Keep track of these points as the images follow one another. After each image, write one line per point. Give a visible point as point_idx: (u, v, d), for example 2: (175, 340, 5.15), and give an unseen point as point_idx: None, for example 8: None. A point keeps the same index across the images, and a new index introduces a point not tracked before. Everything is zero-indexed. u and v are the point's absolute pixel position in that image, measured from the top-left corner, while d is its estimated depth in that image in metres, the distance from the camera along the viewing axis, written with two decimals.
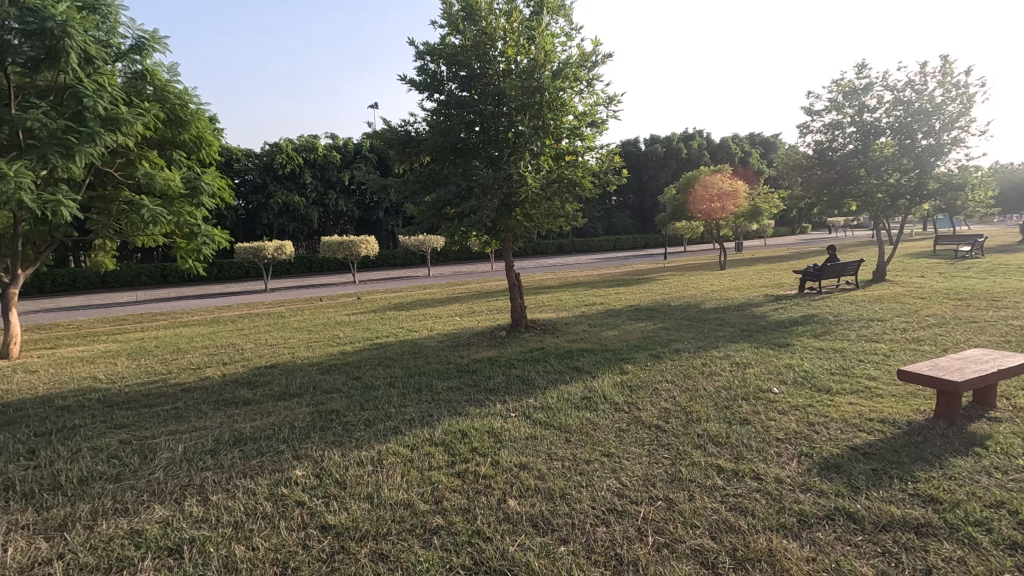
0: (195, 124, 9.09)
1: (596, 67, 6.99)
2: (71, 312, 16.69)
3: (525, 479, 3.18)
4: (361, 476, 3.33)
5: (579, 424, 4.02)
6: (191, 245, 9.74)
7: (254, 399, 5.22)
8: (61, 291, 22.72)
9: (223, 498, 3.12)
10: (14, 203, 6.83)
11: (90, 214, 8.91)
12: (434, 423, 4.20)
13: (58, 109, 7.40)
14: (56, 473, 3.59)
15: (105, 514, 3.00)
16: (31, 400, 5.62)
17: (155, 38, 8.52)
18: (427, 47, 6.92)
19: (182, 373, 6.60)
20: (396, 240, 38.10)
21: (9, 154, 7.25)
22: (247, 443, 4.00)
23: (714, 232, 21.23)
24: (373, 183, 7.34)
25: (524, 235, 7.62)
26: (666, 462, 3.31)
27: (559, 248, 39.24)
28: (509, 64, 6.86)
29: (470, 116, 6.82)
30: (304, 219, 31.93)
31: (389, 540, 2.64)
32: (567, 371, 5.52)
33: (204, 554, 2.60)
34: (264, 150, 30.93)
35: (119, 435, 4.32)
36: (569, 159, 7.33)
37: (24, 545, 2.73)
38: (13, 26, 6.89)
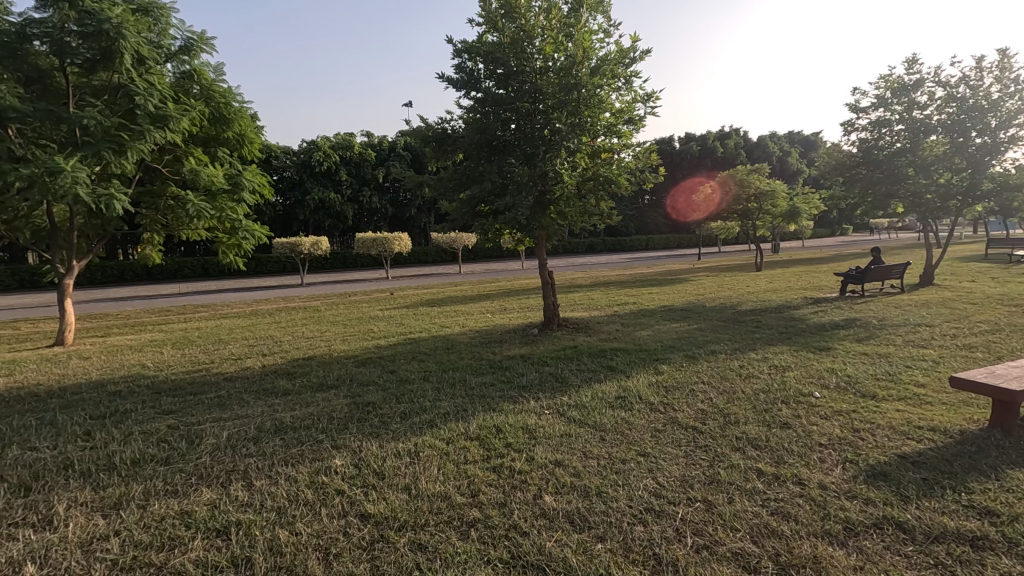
0: (238, 122, 9.35)
1: (634, 63, 6.89)
2: (119, 302, 17.44)
3: (560, 476, 3.18)
4: (399, 467, 3.38)
5: (614, 422, 4.00)
6: (233, 240, 10.04)
7: (293, 389, 5.36)
8: (110, 283, 23.74)
9: (267, 485, 3.22)
10: (70, 197, 7.17)
11: (139, 209, 9.28)
12: (468, 418, 4.24)
13: (111, 108, 7.72)
14: (111, 454, 3.77)
15: (156, 495, 3.13)
16: (85, 384, 5.91)
17: (203, 39, 8.82)
18: (465, 45, 6.97)
19: (224, 363, 6.82)
20: (428, 237, 38.54)
21: (66, 150, 7.63)
22: (288, 432, 4.11)
23: (751, 233, 20.80)
24: (409, 181, 7.43)
25: (558, 233, 7.60)
26: (704, 464, 3.26)
27: (590, 248, 39.03)
28: (547, 61, 6.85)
29: (506, 114, 6.85)
30: (339, 215, 32.57)
31: (427, 531, 2.67)
32: (601, 370, 5.49)
33: (250, 536, 2.68)
34: (302, 148, 31.70)
35: (167, 420, 4.50)
36: (605, 157, 7.27)
37: (84, 521, 2.87)
38: (72, 29, 7.23)
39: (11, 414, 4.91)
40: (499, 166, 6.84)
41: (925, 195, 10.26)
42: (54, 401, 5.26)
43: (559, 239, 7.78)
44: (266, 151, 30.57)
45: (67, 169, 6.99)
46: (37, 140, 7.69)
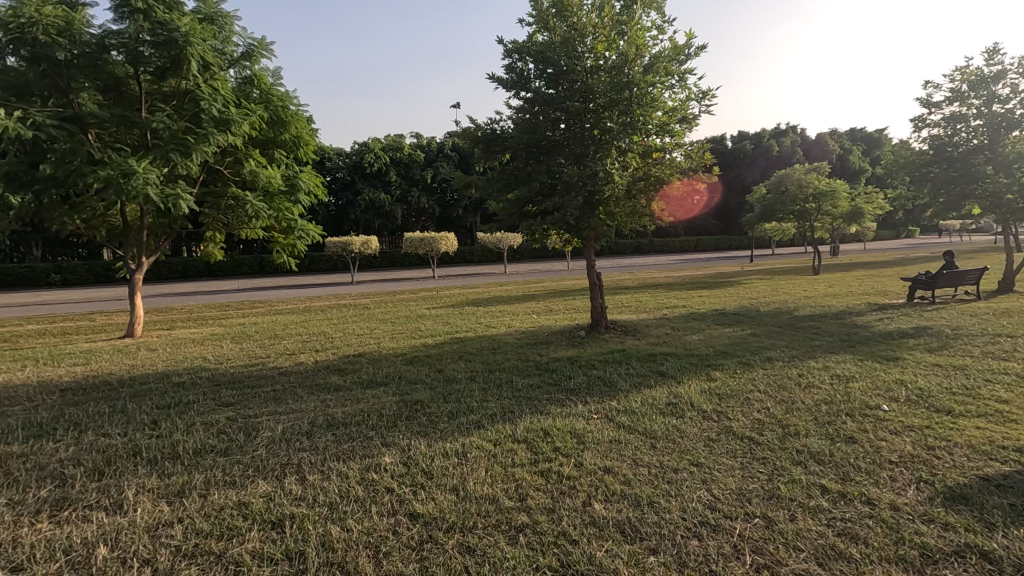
0: (294, 125, 9.67)
1: (689, 60, 6.70)
2: (184, 297, 18.45)
3: (610, 483, 3.11)
4: (447, 467, 3.39)
5: (665, 430, 3.88)
6: (288, 239, 10.40)
7: (344, 385, 5.49)
8: (174, 278, 25.14)
9: (319, 479, 3.29)
10: (141, 198, 7.58)
11: (203, 209, 9.74)
12: (516, 419, 4.21)
13: (179, 113, 8.13)
14: (175, 443, 3.95)
15: (216, 485, 3.26)
16: (152, 375, 6.24)
17: (263, 45, 9.16)
18: (515, 45, 6.94)
19: (279, 358, 7.06)
20: (474, 236, 38.89)
21: (138, 153, 8.09)
22: (339, 428, 4.20)
23: (809, 235, 19.94)
24: (458, 181, 7.46)
25: (607, 233, 7.48)
26: (763, 477, 3.11)
27: (637, 248, 38.50)
28: (598, 60, 6.76)
29: (556, 114, 6.77)
30: (389, 215, 33.31)
31: (475, 534, 2.66)
32: (651, 375, 5.35)
33: (304, 530, 2.74)
34: (354, 150, 32.62)
35: (226, 412, 4.69)
36: (656, 156, 7.09)
37: (150, 507, 3.01)
38: (145, 38, 7.64)
39: (87, 400, 5.24)
40: (549, 166, 6.78)
41: (1006, 195, 9.55)
42: (126, 390, 5.59)
43: (607, 239, 7.64)
44: (320, 152, 31.61)
45: (139, 171, 7.40)
46: (114, 144, 8.19)
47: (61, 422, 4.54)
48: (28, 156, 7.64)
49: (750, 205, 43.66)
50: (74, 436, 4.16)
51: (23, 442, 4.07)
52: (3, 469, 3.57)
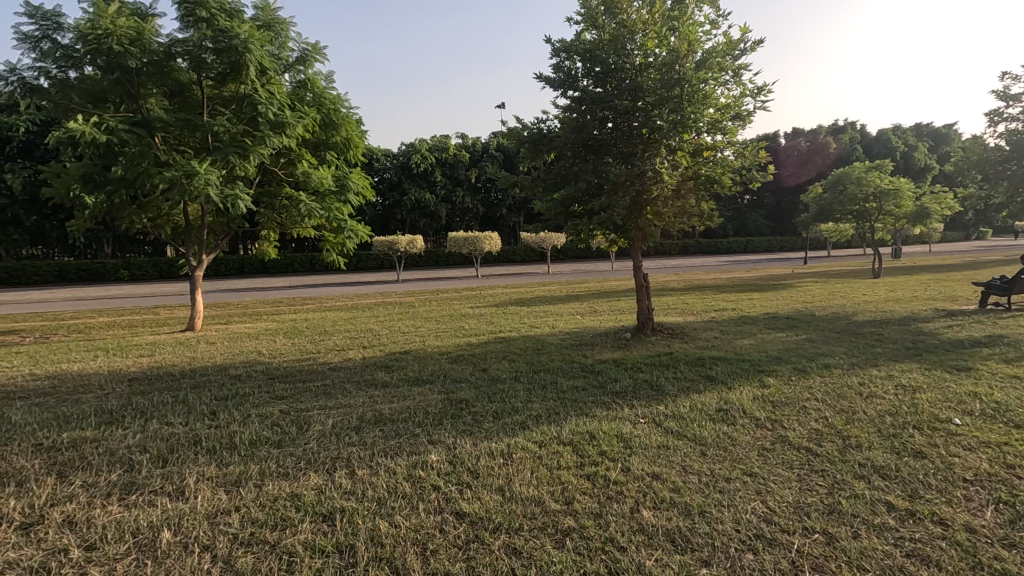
0: (345, 127, 9.92)
1: (743, 55, 6.47)
2: (240, 293, 19.28)
3: (658, 490, 3.03)
4: (493, 467, 3.39)
5: (715, 437, 3.76)
6: (338, 238, 10.69)
7: (391, 381, 5.60)
8: (231, 275, 26.34)
9: (368, 474, 3.35)
10: (203, 198, 7.94)
11: (259, 209, 10.13)
12: (561, 421, 4.18)
13: (238, 117, 8.48)
14: (232, 434, 4.11)
15: (270, 476, 3.37)
16: (211, 368, 6.53)
17: (316, 49, 9.43)
18: (563, 44, 6.88)
19: (329, 354, 7.25)
20: (517, 236, 39.00)
21: (200, 156, 8.49)
22: (387, 423, 4.28)
23: (869, 236, 18.99)
24: (503, 182, 7.46)
25: (654, 234, 7.32)
26: (822, 491, 2.96)
27: (683, 249, 37.72)
28: (648, 57, 6.62)
29: (603, 113, 6.66)
30: (434, 215, 33.80)
31: (522, 535, 2.65)
32: (700, 380, 5.20)
33: (353, 524, 2.79)
34: (402, 150, 33.25)
35: (279, 405, 4.85)
36: (707, 155, 6.80)
37: (209, 495, 3.13)
38: (208, 46, 7.97)
39: (152, 390, 5.53)
40: (595, 166, 6.70)
41: None
42: (187, 381, 5.86)
43: (655, 240, 7.49)
44: (368, 154, 32.38)
45: (201, 172, 7.76)
46: (178, 147, 8.61)
47: (129, 410, 4.81)
48: (102, 158, 8.14)
49: (804, 204, 41.99)
50: (141, 424, 4.40)
51: (96, 427, 4.33)
52: (78, 453, 3.81)
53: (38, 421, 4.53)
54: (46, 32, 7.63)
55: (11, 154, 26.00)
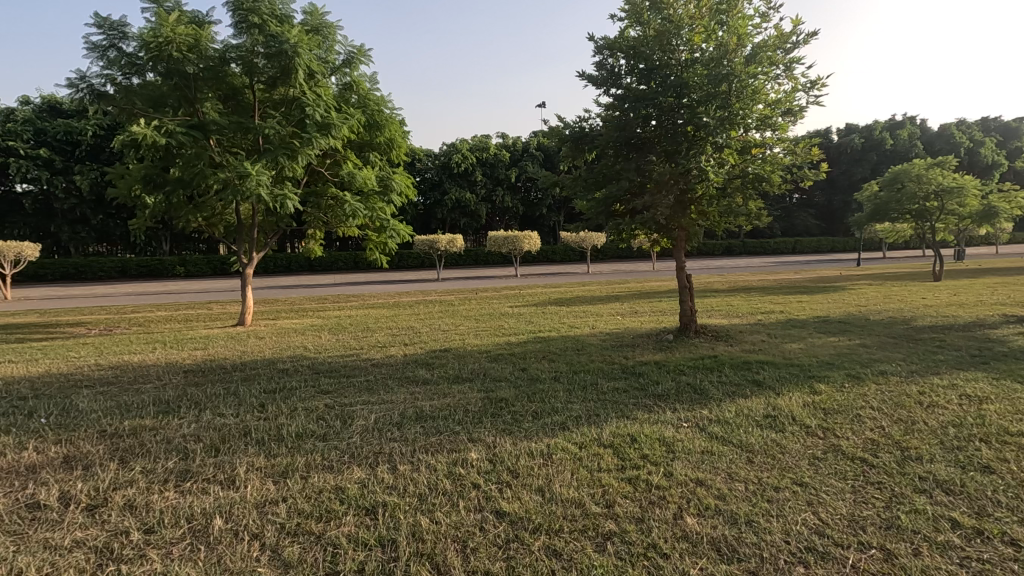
0: (388, 127, 10.10)
1: (796, 48, 6.24)
2: (288, 289, 19.94)
3: (702, 496, 2.95)
4: (532, 467, 3.38)
5: (763, 444, 3.63)
6: (381, 237, 10.90)
7: (432, 379, 5.67)
8: (280, 272, 27.29)
9: (409, 470, 3.39)
10: (254, 198, 8.24)
11: (306, 208, 10.43)
12: (601, 423, 4.12)
13: (287, 119, 8.75)
14: (279, 426, 4.24)
15: (316, 468, 3.46)
16: (261, 361, 6.77)
17: (362, 52, 9.63)
18: (606, 41, 6.80)
19: (372, 350, 7.40)
20: (557, 236, 38.88)
21: (251, 157, 8.81)
22: (427, 420, 4.33)
23: (929, 237, 18.02)
24: (544, 181, 7.43)
25: (699, 234, 7.15)
26: (879, 504, 2.81)
27: (727, 249, 36.77)
28: (694, 53, 6.48)
29: (647, 110, 6.54)
30: (474, 214, 34.08)
31: (562, 537, 2.63)
32: (746, 384, 5.04)
33: (395, 519, 2.83)
34: (443, 150, 33.66)
35: (324, 399, 4.97)
36: (756, 152, 6.61)
37: (258, 484, 3.24)
38: (260, 51, 8.24)
39: (206, 382, 5.78)
40: (638, 165, 6.58)
41: None
42: (238, 374, 6.10)
43: (699, 240, 7.32)
44: (411, 154, 32.93)
45: (252, 173, 8.04)
46: (231, 148, 8.96)
47: (185, 400, 5.03)
48: (162, 160, 8.55)
49: (857, 203, 40.22)
50: (195, 414, 4.60)
51: (155, 416, 4.55)
52: (138, 440, 4.01)
53: (102, 409, 4.80)
54: (112, 41, 8.08)
55: (79, 156, 27.65)
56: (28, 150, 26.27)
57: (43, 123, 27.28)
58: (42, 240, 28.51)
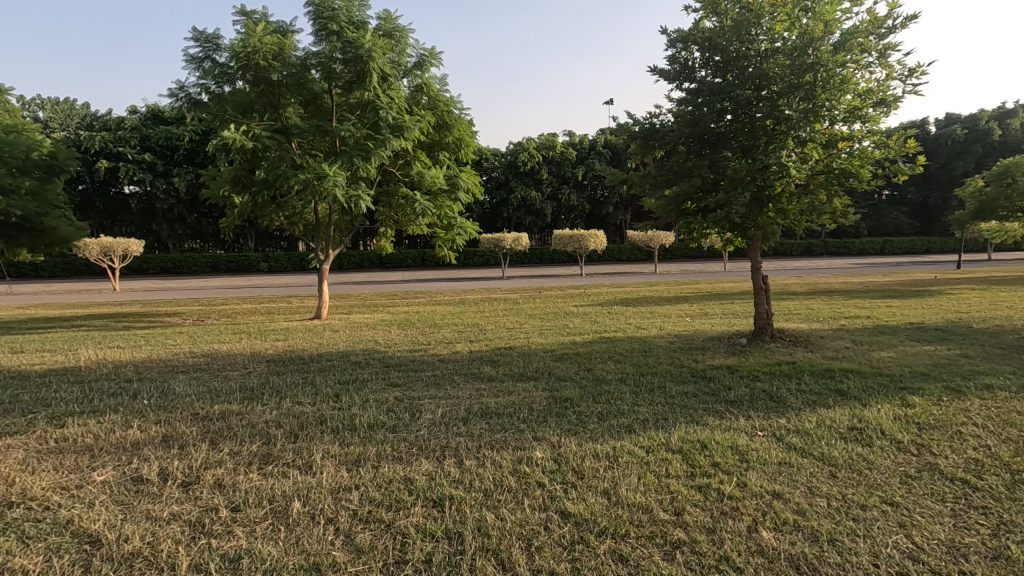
0: (457, 128, 10.29)
1: (892, 33, 5.78)
2: (361, 285, 20.83)
3: (779, 510, 2.80)
4: (598, 469, 3.33)
5: (848, 458, 3.39)
6: (448, 235, 11.13)
7: (497, 376, 5.72)
8: (353, 268, 28.52)
9: (476, 465, 3.44)
10: (331, 198, 8.61)
11: (379, 207, 10.81)
12: (669, 428, 4.00)
13: (362, 122, 9.11)
14: (352, 416, 4.43)
15: (386, 458, 3.57)
16: (335, 353, 7.10)
17: (433, 54, 9.84)
18: (680, 34, 6.59)
19: (438, 346, 7.58)
20: (623, 236, 38.25)
21: (329, 158, 9.23)
22: (492, 417, 4.37)
23: None
24: (612, 179, 7.31)
25: (776, 233, 6.78)
26: (984, 532, 2.56)
27: (805, 250, 34.80)
28: (775, 43, 6.16)
29: (722, 104, 6.28)
30: (540, 213, 34.13)
31: (629, 542, 2.57)
32: (828, 394, 4.73)
33: (462, 512, 2.88)
34: (509, 149, 33.94)
35: (394, 392, 5.14)
36: (842, 146, 6.19)
37: (333, 471, 3.39)
38: (338, 57, 8.64)
39: (286, 371, 6.13)
40: (712, 161, 6.32)
41: None
42: (315, 365, 6.42)
43: (776, 240, 6.94)
44: (478, 154, 33.43)
45: (330, 174, 8.42)
46: (311, 150, 9.43)
47: (267, 388, 5.36)
48: (249, 163, 9.14)
49: (957, 200, 36.88)
50: (277, 401, 4.88)
51: (241, 402, 4.88)
52: (226, 423, 4.31)
53: (196, 393, 5.21)
54: (207, 52, 8.71)
55: (178, 159, 30.06)
56: (134, 155, 28.88)
57: (148, 129, 29.88)
58: (145, 237, 31.28)
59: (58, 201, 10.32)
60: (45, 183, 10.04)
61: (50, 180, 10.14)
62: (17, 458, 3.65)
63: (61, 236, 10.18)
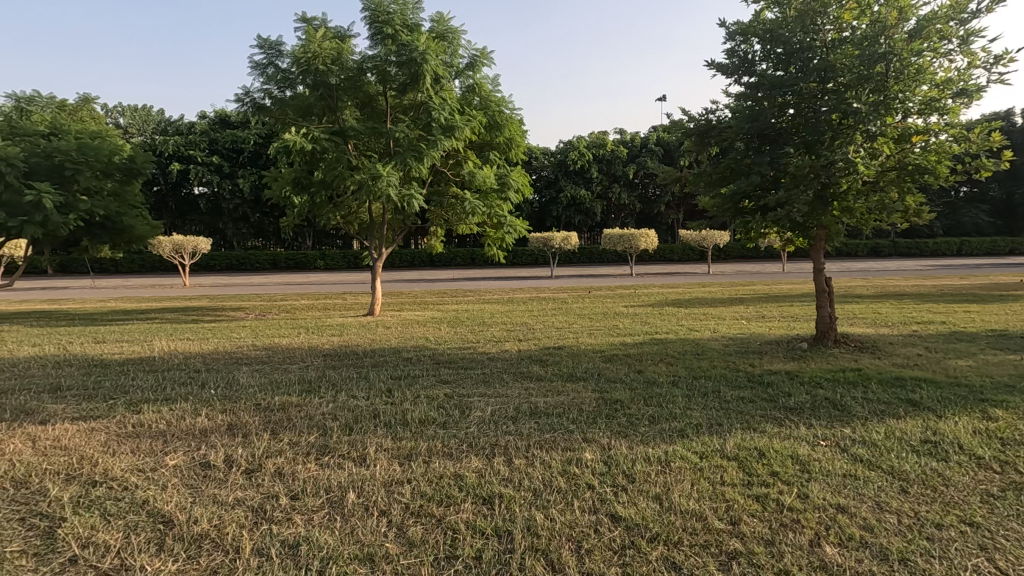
0: (507, 127, 10.33)
1: (975, 18, 5.39)
2: (412, 283, 21.28)
3: (844, 525, 2.66)
4: (649, 474, 3.26)
5: (921, 473, 3.18)
6: (498, 234, 11.20)
7: (546, 375, 5.71)
8: (405, 266, 29.20)
9: (525, 464, 3.44)
10: (385, 198, 8.81)
11: (430, 207, 11.00)
12: (724, 433, 3.86)
13: (416, 123, 9.29)
14: (404, 411, 4.53)
15: (437, 454, 3.63)
16: (388, 349, 7.29)
17: (484, 54, 9.92)
18: (739, 26, 6.37)
19: (488, 344, 7.64)
20: (675, 235, 37.39)
21: (384, 159, 9.47)
22: (542, 417, 4.36)
23: None
24: (666, 177, 7.15)
25: (841, 233, 6.45)
26: None
27: (872, 249, 33.00)
28: (842, 33, 5.86)
29: (784, 98, 6.02)
30: (589, 211, 33.82)
31: (682, 550, 2.51)
32: (898, 404, 4.45)
33: (511, 511, 2.89)
34: (560, 148, 33.81)
35: (444, 389, 5.22)
36: (917, 140, 5.82)
37: (386, 465, 3.48)
38: (393, 60, 8.86)
39: (342, 366, 6.34)
40: (772, 157, 6.07)
41: None
42: (369, 360, 6.61)
43: (841, 240, 6.59)
44: (528, 153, 33.49)
45: (384, 175, 8.64)
46: (366, 152, 9.69)
47: (324, 382, 5.56)
48: (308, 164, 9.51)
49: None
50: (333, 394, 5.05)
51: (299, 394, 5.08)
52: (286, 414, 4.50)
53: (259, 384, 5.46)
54: (271, 59, 9.11)
55: (243, 161, 31.62)
56: (204, 157, 30.57)
57: (216, 133, 31.56)
58: (213, 236, 33.08)
59: (136, 201, 11.06)
60: (125, 185, 10.78)
61: (129, 182, 10.87)
62: (100, 441, 3.94)
63: (138, 235, 10.91)
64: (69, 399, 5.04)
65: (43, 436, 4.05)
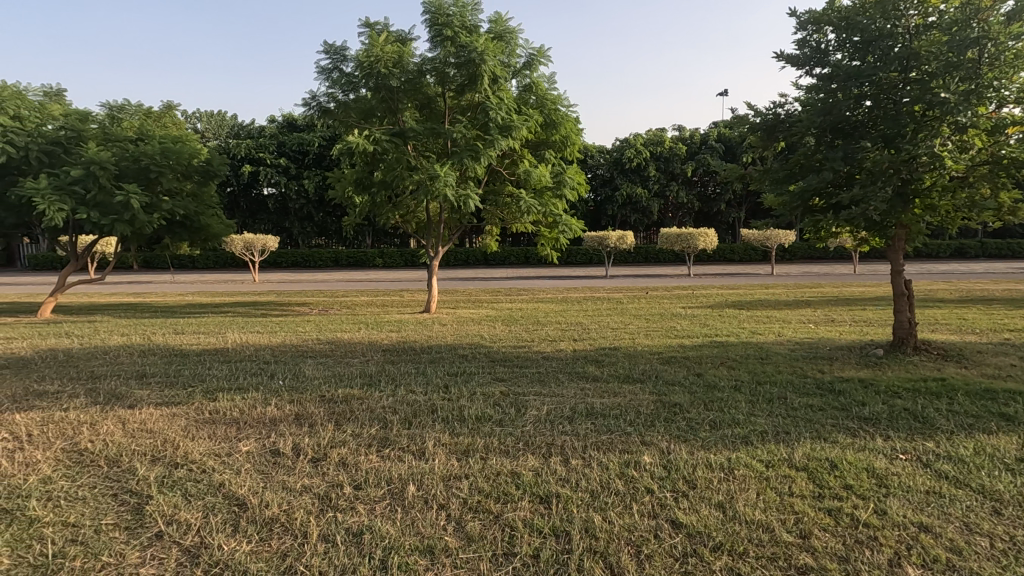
0: (564, 126, 10.27)
1: None
2: (467, 282, 21.55)
3: (928, 545, 2.48)
4: (711, 480, 3.16)
5: (1016, 494, 2.92)
6: (553, 233, 11.16)
7: (602, 376, 5.64)
8: (460, 265, 29.62)
9: (582, 465, 3.41)
10: (442, 197, 8.96)
11: (486, 206, 11.10)
12: (792, 442, 3.69)
13: (473, 123, 9.40)
14: (461, 408, 4.59)
15: (493, 451, 3.66)
16: (443, 346, 7.41)
17: (542, 53, 9.91)
18: (811, 14, 6.07)
19: (542, 343, 7.63)
20: (736, 235, 36.04)
21: (442, 158, 9.63)
22: (598, 418, 4.31)
23: None
24: (729, 174, 6.89)
25: (924, 233, 6.02)
26: None
27: (956, 251, 30.58)
28: (927, 18, 5.48)
29: (861, 89, 5.68)
30: (646, 210, 33.15)
31: (747, 562, 2.42)
32: (988, 418, 4.11)
33: (568, 511, 2.87)
34: (616, 146, 33.36)
35: (500, 387, 5.25)
36: (1013, 131, 5.36)
37: (444, 459, 3.53)
38: (452, 61, 9.02)
39: (400, 361, 6.51)
40: (847, 152, 5.73)
41: None
42: (426, 356, 6.74)
43: (924, 240, 6.15)
44: (583, 151, 33.24)
45: (441, 175, 8.80)
46: (425, 152, 9.90)
47: (383, 376, 5.72)
48: (369, 164, 9.80)
49: None
50: (392, 389, 5.19)
51: (361, 388, 5.25)
52: (349, 406, 4.66)
53: (323, 377, 5.68)
54: (336, 64, 9.45)
55: (308, 163, 33.04)
56: (272, 159, 32.15)
57: (284, 136, 33.13)
58: (280, 234, 34.74)
59: (212, 202, 11.76)
60: (203, 186, 11.49)
61: (207, 183, 11.58)
62: (181, 425, 4.22)
63: (214, 233, 11.60)
64: (154, 385, 5.43)
65: (132, 419, 4.37)
